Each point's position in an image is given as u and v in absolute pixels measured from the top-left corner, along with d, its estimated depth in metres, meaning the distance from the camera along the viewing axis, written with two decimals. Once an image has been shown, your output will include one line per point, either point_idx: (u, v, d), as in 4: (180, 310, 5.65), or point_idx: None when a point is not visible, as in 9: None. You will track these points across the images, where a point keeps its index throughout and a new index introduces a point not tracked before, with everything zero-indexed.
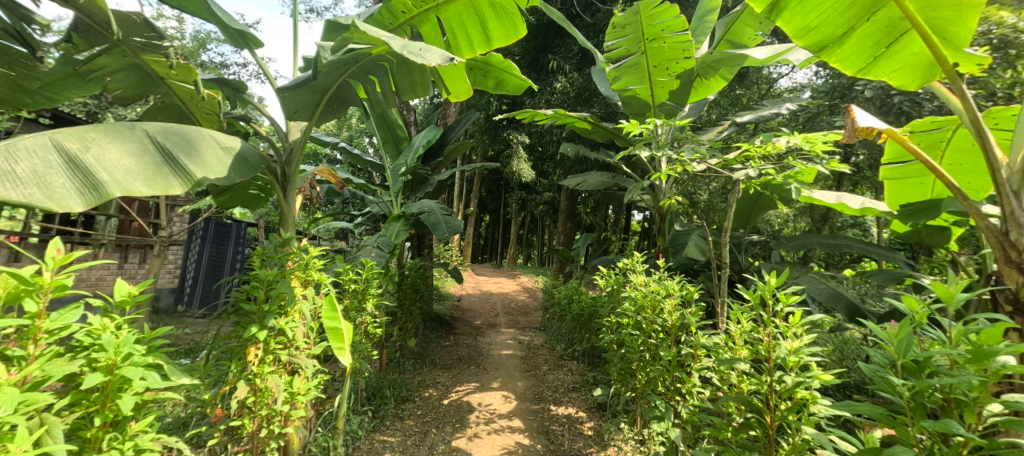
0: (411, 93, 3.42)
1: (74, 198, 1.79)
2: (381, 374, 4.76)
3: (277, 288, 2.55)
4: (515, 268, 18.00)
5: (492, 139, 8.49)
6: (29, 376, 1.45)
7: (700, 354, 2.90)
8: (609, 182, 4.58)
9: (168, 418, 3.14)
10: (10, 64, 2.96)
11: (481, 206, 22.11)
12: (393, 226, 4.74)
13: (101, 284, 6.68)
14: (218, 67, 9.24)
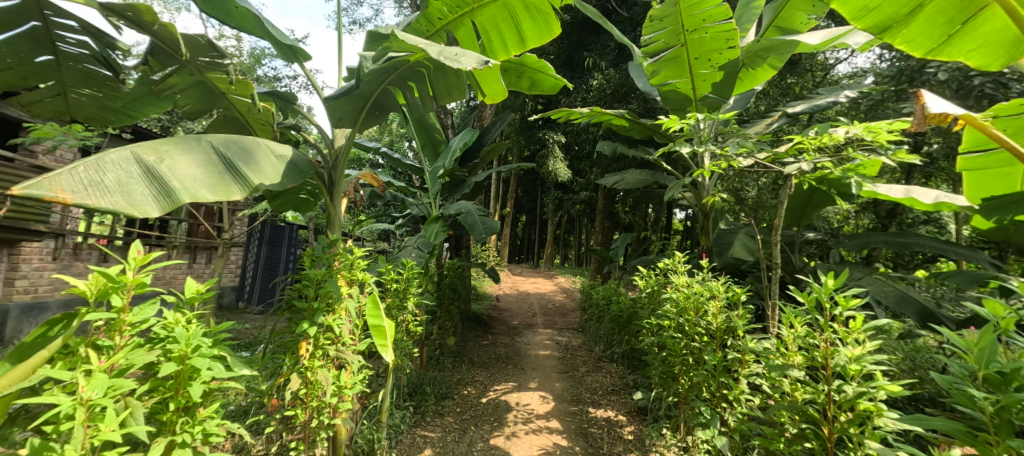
0: (448, 97, 3.47)
1: (152, 204, 1.96)
2: (422, 370, 4.87)
3: (325, 287, 2.66)
4: (552, 269, 17.93)
5: (528, 140, 8.49)
6: (116, 365, 1.62)
7: (749, 360, 2.83)
8: (649, 180, 4.49)
9: (231, 406, 3.38)
10: (98, 85, 3.27)
11: (517, 207, 22.17)
12: (432, 227, 4.84)
13: (173, 282, 7.21)
14: (271, 80, 9.82)
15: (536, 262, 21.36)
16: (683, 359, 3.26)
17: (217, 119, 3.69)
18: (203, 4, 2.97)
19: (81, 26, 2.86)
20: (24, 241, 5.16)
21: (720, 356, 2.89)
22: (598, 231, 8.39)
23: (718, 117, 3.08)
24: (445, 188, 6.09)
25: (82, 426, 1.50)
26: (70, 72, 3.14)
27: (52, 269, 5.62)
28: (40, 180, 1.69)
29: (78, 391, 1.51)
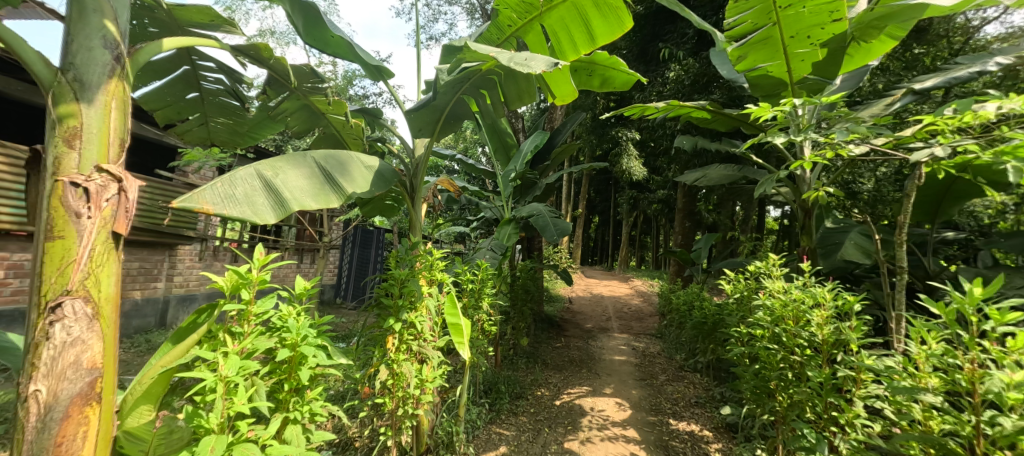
0: (519, 101, 3.41)
1: (269, 213, 2.14)
2: (496, 370, 4.86)
3: (408, 286, 2.72)
4: (627, 271, 17.28)
5: (600, 138, 8.23)
6: (245, 349, 1.75)
7: (865, 378, 2.42)
8: (735, 175, 4.09)
9: (331, 390, 3.58)
10: (228, 114, 3.72)
11: (589, 207, 21.69)
12: (505, 229, 4.79)
13: (288, 280, 7.96)
14: (361, 99, 10.59)
15: (610, 264, 20.74)
16: (780, 374, 2.90)
17: (318, 137, 3.99)
18: (307, 37, 3.17)
19: (218, 66, 3.29)
20: (181, 245, 6.07)
21: (828, 372, 2.53)
22: (677, 231, 7.90)
23: (820, 102, 2.70)
24: (517, 191, 6.05)
25: (223, 398, 1.63)
26: (209, 106, 3.60)
27: (199, 267, 6.50)
28: (188, 194, 1.90)
29: (219, 369, 1.64)
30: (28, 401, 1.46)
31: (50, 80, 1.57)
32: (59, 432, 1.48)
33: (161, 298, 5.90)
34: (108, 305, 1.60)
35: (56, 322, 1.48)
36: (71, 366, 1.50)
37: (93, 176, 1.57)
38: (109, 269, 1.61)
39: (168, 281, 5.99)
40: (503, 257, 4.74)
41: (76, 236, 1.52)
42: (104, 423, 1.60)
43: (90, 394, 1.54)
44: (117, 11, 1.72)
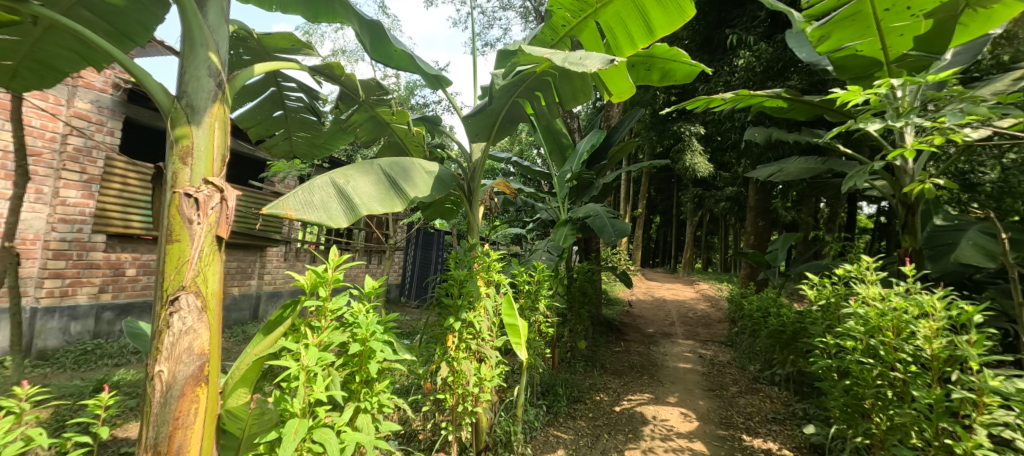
0: (574, 101, 3.29)
1: (342, 217, 2.18)
2: (554, 371, 4.76)
3: (467, 286, 2.70)
4: (692, 273, 16.42)
5: (660, 135, 7.86)
6: (322, 342, 1.81)
7: (989, 400, 2.06)
8: (817, 168, 3.69)
9: (397, 383, 3.64)
10: (306, 128, 3.95)
11: (650, 207, 20.89)
12: (562, 230, 4.63)
13: (358, 279, 8.33)
14: (421, 107, 10.91)
15: (674, 265, 19.81)
16: (876, 392, 2.55)
17: (383, 146, 4.08)
18: (374, 54, 3.25)
19: (299, 86, 3.49)
20: (268, 246, 6.56)
21: (940, 394, 2.18)
22: (749, 231, 7.34)
23: (923, 81, 2.34)
24: (574, 192, 5.89)
25: (304, 386, 1.71)
26: (292, 122, 3.83)
27: (284, 266, 6.95)
28: (274, 202, 2.00)
29: (301, 359, 1.72)
30: (154, 379, 1.55)
31: (168, 106, 1.67)
32: (177, 407, 1.56)
33: (254, 293, 6.37)
34: (213, 299, 1.68)
35: (174, 313, 1.56)
36: (185, 351, 1.58)
37: (200, 187, 1.65)
38: (215, 268, 1.68)
39: (259, 279, 6.47)
40: (560, 259, 4.63)
41: (189, 239, 1.60)
42: (212, 403, 1.68)
43: (202, 376, 1.61)
44: (216, 40, 1.78)
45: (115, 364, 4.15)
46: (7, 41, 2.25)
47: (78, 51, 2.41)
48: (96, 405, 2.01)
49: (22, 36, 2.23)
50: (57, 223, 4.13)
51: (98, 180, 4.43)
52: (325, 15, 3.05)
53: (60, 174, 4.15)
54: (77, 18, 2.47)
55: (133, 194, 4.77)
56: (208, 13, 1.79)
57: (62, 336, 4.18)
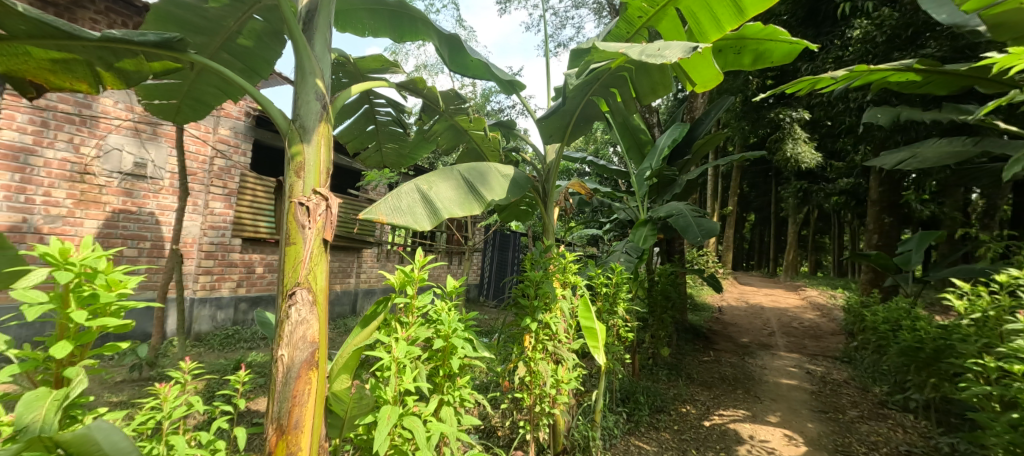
0: (653, 95, 3.11)
1: (426, 221, 2.25)
2: (635, 378, 4.57)
3: (543, 288, 2.66)
4: (794, 278, 14.89)
5: (754, 124, 7.22)
6: (410, 336, 1.88)
7: None
8: (967, 151, 3.17)
9: (476, 380, 3.70)
10: (393, 140, 4.18)
11: (742, 205, 19.33)
12: (641, 231, 4.35)
13: (440, 279, 8.69)
14: (496, 112, 11.11)
15: (771, 268, 18.13)
16: None
17: (461, 153, 4.20)
18: (452, 66, 3.32)
19: (388, 101, 3.69)
20: (364, 248, 7.04)
21: None
22: (870, 229, 6.52)
23: None
24: (653, 190, 5.58)
25: (395, 376, 1.77)
26: (382, 135, 4.07)
27: (376, 266, 7.42)
28: (368, 207, 2.09)
29: (393, 351, 1.79)
30: (276, 362, 1.68)
31: (286, 128, 1.84)
32: (294, 388, 1.67)
33: (352, 290, 6.89)
34: (322, 294, 1.79)
35: (292, 305, 1.68)
36: (300, 339, 1.69)
37: (310, 196, 1.76)
38: (323, 266, 1.79)
39: (356, 277, 6.97)
40: (639, 262, 4.40)
41: (301, 239, 1.72)
42: (322, 389, 1.77)
43: (314, 361, 1.72)
44: (321, 66, 1.93)
45: (249, 347, 4.64)
46: (172, 85, 2.61)
47: (223, 89, 2.74)
48: (237, 381, 2.33)
49: (182, 79, 2.57)
50: (208, 230, 4.76)
51: (235, 193, 5.01)
52: (408, 33, 3.19)
53: (210, 190, 4.76)
54: (221, 61, 2.91)
55: (260, 204, 5.34)
56: (315, 44, 1.94)
57: (212, 321, 4.80)
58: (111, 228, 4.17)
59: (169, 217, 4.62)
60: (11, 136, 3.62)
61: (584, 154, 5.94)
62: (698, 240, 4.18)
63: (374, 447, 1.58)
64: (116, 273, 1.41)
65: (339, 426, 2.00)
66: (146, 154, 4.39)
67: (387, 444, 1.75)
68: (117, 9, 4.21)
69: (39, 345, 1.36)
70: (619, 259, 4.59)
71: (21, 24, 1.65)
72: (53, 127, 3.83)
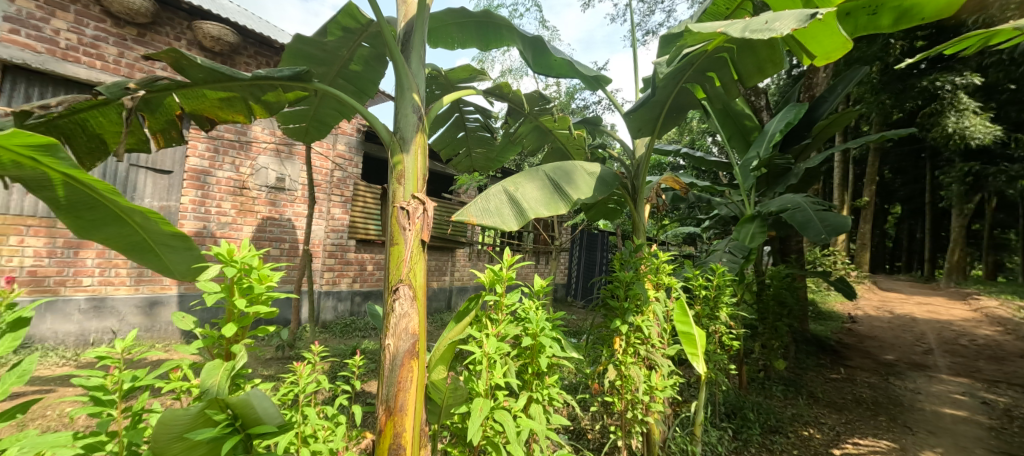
0: (759, 74, 2.89)
1: (512, 221, 2.41)
2: (742, 391, 4.28)
3: (634, 289, 2.65)
4: (960, 283, 12.63)
5: (898, 97, 6.51)
6: (500, 332, 2.04)
7: None
8: None
9: (565, 380, 3.78)
10: (481, 145, 4.43)
11: (883, 194, 16.91)
12: (747, 227, 3.99)
13: (527, 278, 8.95)
14: (581, 110, 11.07)
15: (926, 270, 15.60)
16: None
17: (547, 154, 4.33)
18: (535, 67, 3.47)
19: (476, 108, 3.93)
20: (457, 248, 7.47)
21: None
22: None
23: None
24: (763, 182, 5.13)
25: (486, 370, 1.94)
26: (471, 140, 4.34)
27: (468, 265, 7.84)
28: (460, 210, 2.30)
29: (484, 346, 1.96)
30: (384, 350, 1.92)
31: (389, 140, 2.10)
32: (398, 374, 1.89)
33: (447, 287, 7.38)
34: (421, 291, 2.00)
35: (397, 299, 1.92)
36: (403, 330, 1.91)
37: (410, 202, 1.99)
38: (421, 265, 2.00)
39: (451, 275, 7.44)
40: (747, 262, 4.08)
41: (402, 240, 1.95)
42: (422, 378, 1.98)
43: (415, 351, 1.93)
44: (416, 82, 2.16)
45: (364, 335, 5.24)
46: (301, 110, 3.07)
47: (339, 110, 3.16)
48: (354, 366, 2.66)
49: (309, 104, 3.01)
50: (331, 232, 5.45)
51: (350, 200, 5.66)
52: (494, 41, 3.40)
53: (331, 197, 5.44)
54: (336, 86, 3.35)
55: (369, 208, 5.94)
56: (411, 61, 2.18)
57: (334, 311, 5.51)
58: (262, 232, 4.97)
59: (301, 222, 5.32)
60: (194, 162, 4.51)
61: (677, 147, 5.70)
62: (818, 236, 3.84)
63: (469, 434, 1.75)
64: (265, 268, 1.71)
65: (437, 413, 2.21)
66: (285, 170, 5.12)
67: (480, 434, 1.93)
68: (263, 53, 5.00)
69: (215, 324, 1.71)
70: (722, 259, 4.36)
71: (200, 72, 2.09)
72: (221, 153, 4.68)
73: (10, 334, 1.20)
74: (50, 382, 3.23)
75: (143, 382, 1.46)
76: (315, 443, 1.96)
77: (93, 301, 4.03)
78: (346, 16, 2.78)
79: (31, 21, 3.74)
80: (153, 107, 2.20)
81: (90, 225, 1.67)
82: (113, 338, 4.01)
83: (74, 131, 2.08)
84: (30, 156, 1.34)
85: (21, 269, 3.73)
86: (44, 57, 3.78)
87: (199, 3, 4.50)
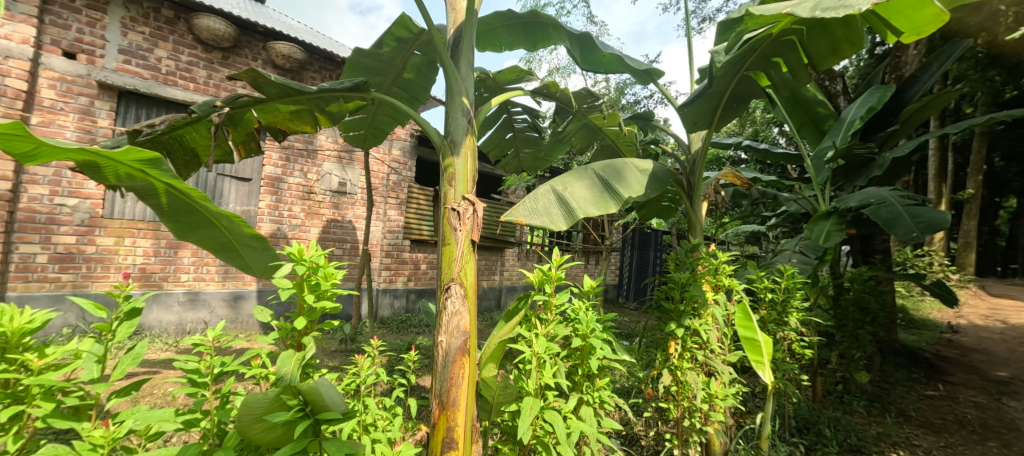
0: (834, 55, 2.61)
1: (561, 221, 2.45)
2: (816, 406, 3.75)
3: (690, 290, 2.59)
4: None
5: (1009, 73, 5.92)
6: (549, 332, 2.09)
7: None
8: None
9: (617, 384, 3.73)
10: (530, 145, 4.49)
11: (992, 183, 15.11)
12: (820, 225, 3.53)
13: (577, 278, 8.92)
14: (632, 105, 10.86)
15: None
16: None
17: (596, 151, 4.31)
18: (584, 64, 3.48)
19: (524, 109, 4.00)
20: (506, 248, 7.58)
21: None
22: None
23: None
24: (840, 175, 4.45)
25: (535, 370, 2.00)
26: (520, 141, 4.42)
27: (518, 265, 7.92)
28: (509, 210, 2.36)
29: (533, 345, 2.02)
30: (437, 346, 2.03)
31: (441, 144, 2.21)
32: (451, 370, 1.99)
33: (497, 286, 7.52)
34: (472, 289, 2.09)
35: (448, 297, 2.02)
36: (455, 327, 2.00)
37: (461, 203, 2.08)
38: (471, 265, 2.09)
39: (500, 275, 7.56)
40: (824, 261, 3.82)
41: (453, 240, 2.05)
42: (473, 375, 2.05)
43: (466, 349, 2.02)
44: (466, 86, 2.25)
45: (418, 332, 5.47)
46: (360, 118, 3.27)
47: (394, 116, 3.33)
48: (410, 362, 2.79)
49: (367, 112, 3.20)
50: (387, 233, 5.72)
51: (405, 202, 5.92)
52: (541, 40, 3.46)
53: (388, 200, 5.72)
54: (391, 94, 3.54)
55: (423, 210, 6.17)
56: (460, 66, 2.28)
57: (391, 307, 5.78)
58: (327, 234, 5.31)
59: (360, 223, 5.63)
60: (270, 170, 4.92)
61: (737, 139, 5.40)
62: (908, 234, 3.44)
63: (519, 433, 1.81)
64: (330, 267, 1.85)
65: (488, 410, 2.28)
66: (347, 175, 5.45)
67: (530, 434, 1.98)
68: (327, 67, 5.34)
69: (289, 317, 1.87)
70: (791, 259, 4.12)
71: (275, 88, 2.30)
72: (292, 161, 5.07)
73: (127, 322, 1.39)
74: (155, 366, 3.65)
75: (230, 368, 1.64)
76: (375, 431, 2.09)
77: (190, 294, 4.50)
78: (400, 27, 2.93)
79: (138, 51, 4.24)
80: (236, 122, 2.44)
81: (186, 228, 1.89)
82: (206, 328, 4.44)
83: (172, 145, 2.36)
84: (140, 169, 1.55)
85: (132, 266, 4.24)
86: (150, 82, 4.28)
87: (273, 25, 4.89)
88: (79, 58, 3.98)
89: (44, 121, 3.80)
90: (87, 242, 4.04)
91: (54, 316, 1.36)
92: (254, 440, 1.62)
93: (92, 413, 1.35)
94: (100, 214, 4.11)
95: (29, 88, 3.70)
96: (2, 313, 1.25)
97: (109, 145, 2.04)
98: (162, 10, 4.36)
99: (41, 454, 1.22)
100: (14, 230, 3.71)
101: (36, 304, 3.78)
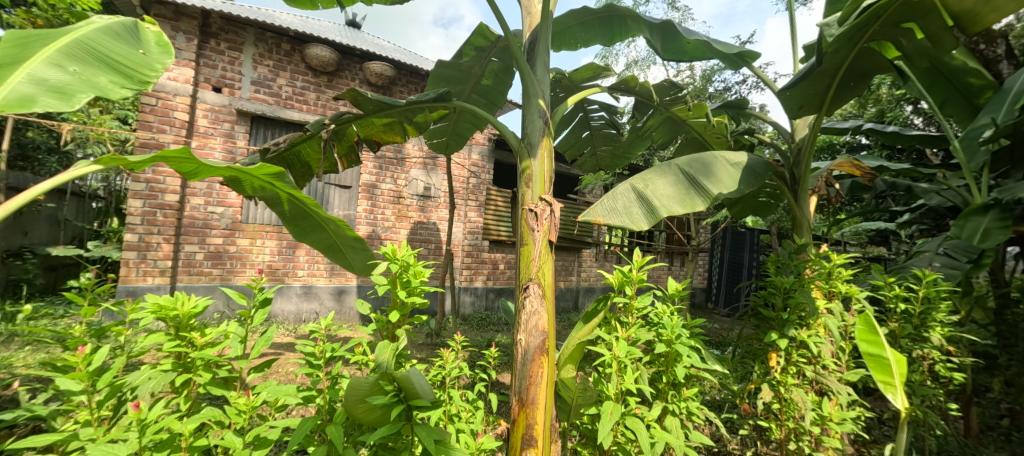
0: (993, 12, 2.23)
1: (642, 220, 2.43)
2: (970, 443, 2.97)
3: (796, 297, 2.37)
4: None
5: None
6: (630, 336, 2.11)
7: None
8: None
9: (707, 395, 3.55)
10: (607, 142, 4.46)
11: None
12: (974, 223, 2.98)
13: (660, 279, 8.60)
14: (721, 93, 10.16)
15: None
16: None
17: (681, 145, 4.14)
18: (665, 54, 3.34)
19: (601, 106, 3.98)
20: (584, 248, 7.54)
21: None
22: None
23: None
24: (1004, 158, 3.55)
25: (616, 375, 2.01)
26: (597, 139, 4.41)
27: (596, 266, 7.84)
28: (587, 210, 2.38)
29: (613, 349, 2.03)
30: (518, 344, 2.13)
31: (518, 146, 2.31)
32: (529, 370, 2.07)
33: (574, 288, 7.51)
34: (550, 290, 2.15)
35: (527, 296, 2.11)
36: (534, 326, 2.08)
37: (538, 204, 2.16)
38: (549, 266, 2.15)
39: (578, 276, 7.56)
40: (980, 264, 3.18)
41: (531, 240, 2.13)
42: (552, 375, 2.11)
43: (545, 348, 2.08)
44: (542, 87, 2.33)
45: (497, 329, 5.65)
46: (443, 126, 3.50)
47: (473, 122, 3.52)
48: (492, 362, 2.90)
49: (449, 120, 3.43)
50: (468, 234, 6.00)
51: (483, 204, 6.16)
52: (619, 33, 3.43)
53: (468, 202, 5.99)
54: (471, 101, 3.73)
55: (500, 211, 6.37)
56: (536, 67, 2.36)
57: (472, 305, 6.06)
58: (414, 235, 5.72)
59: (444, 225, 5.97)
60: (366, 178, 5.40)
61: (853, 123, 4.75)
62: None
63: (599, 437, 1.83)
64: (418, 265, 2.01)
65: (567, 411, 2.33)
66: (431, 180, 5.81)
67: (612, 439, 2.01)
68: (413, 81, 5.72)
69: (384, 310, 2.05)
70: (932, 263, 3.43)
71: (371, 104, 2.54)
72: (385, 170, 5.51)
73: (261, 310, 1.64)
74: (281, 349, 4.19)
75: (338, 354, 1.84)
76: (460, 422, 2.24)
77: (305, 288, 5.08)
78: (478, 37, 3.10)
79: (265, 82, 4.89)
80: (340, 137, 2.76)
81: (303, 231, 2.19)
82: (319, 317, 5.00)
83: (292, 160, 2.73)
84: (268, 181, 1.83)
85: (262, 263, 4.88)
86: (274, 106, 4.91)
87: (368, 48, 5.35)
88: (223, 91, 4.69)
89: (200, 144, 4.56)
90: (230, 242, 4.74)
91: (211, 303, 1.66)
92: (361, 421, 1.81)
93: (238, 384, 1.62)
94: (239, 219, 4.80)
95: (190, 118, 4.46)
96: (177, 298, 1.56)
97: (248, 161, 2.43)
98: (282, 44, 4.97)
99: (203, 413, 1.51)
100: (181, 233, 4.49)
101: (196, 293, 4.54)
